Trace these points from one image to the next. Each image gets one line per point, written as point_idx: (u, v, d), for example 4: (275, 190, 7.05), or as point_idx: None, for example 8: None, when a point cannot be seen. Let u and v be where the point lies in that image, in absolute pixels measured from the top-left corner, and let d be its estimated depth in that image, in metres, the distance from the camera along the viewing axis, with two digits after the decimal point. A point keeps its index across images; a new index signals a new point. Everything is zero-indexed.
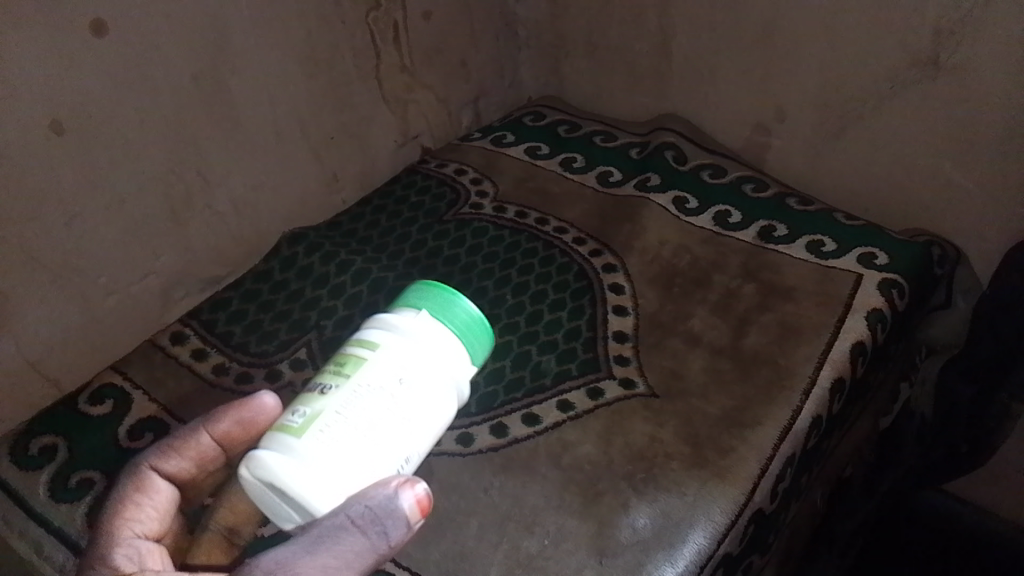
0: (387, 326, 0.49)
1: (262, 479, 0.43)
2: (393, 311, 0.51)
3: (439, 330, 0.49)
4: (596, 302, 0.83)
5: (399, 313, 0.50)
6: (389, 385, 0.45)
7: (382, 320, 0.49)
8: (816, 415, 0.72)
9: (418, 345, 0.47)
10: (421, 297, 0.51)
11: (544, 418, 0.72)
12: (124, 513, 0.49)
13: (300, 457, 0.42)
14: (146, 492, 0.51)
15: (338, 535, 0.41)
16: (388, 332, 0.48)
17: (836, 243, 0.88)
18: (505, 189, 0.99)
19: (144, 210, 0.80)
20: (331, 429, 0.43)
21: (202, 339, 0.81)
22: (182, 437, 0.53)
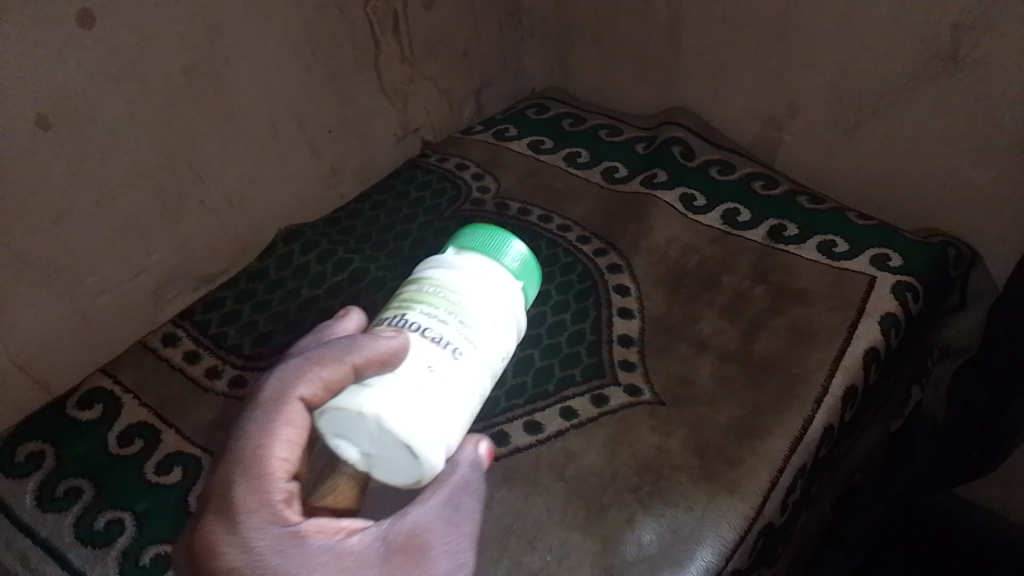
0: (466, 271, 0.48)
1: (370, 426, 0.41)
2: (459, 252, 0.50)
3: (507, 279, 0.50)
4: (601, 303, 0.81)
5: (461, 256, 0.50)
6: (482, 339, 0.45)
7: (460, 264, 0.49)
8: (829, 424, 0.70)
9: (496, 296, 0.48)
10: (471, 239, 0.51)
11: (547, 426, 0.70)
12: (260, 447, 0.42)
13: (424, 414, 0.41)
14: (281, 423, 0.43)
15: (462, 504, 0.44)
16: (469, 278, 0.48)
17: (849, 244, 0.85)
18: (508, 185, 0.96)
19: (135, 208, 0.77)
20: (440, 383, 0.43)
21: (194, 341, 0.79)
22: (325, 361, 0.43)
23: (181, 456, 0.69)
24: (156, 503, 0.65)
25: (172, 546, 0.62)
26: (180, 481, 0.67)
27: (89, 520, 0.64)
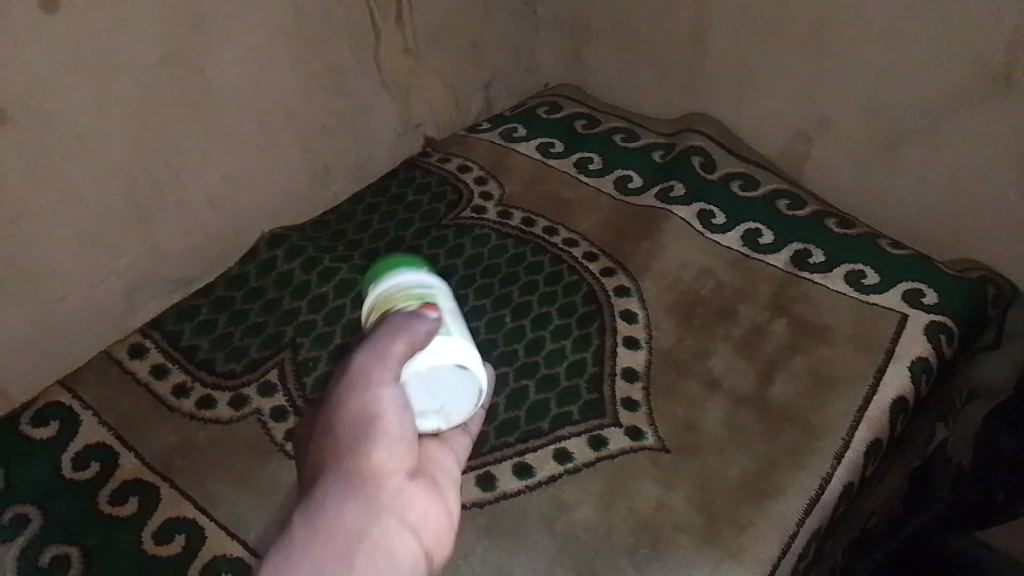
0: (404, 279, 0.47)
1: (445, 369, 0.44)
2: (373, 284, 0.47)
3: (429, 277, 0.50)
4: (605, 331, 0.75)
5: (380, 282, 0.47)
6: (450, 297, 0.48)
7: (385, 282, 0.47)
8: (848, 483, 0.63)
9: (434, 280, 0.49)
10: (377, 269, 0.48)
11: (539, 470, 0.64)
12: None
13: (459, 342, 0.44)
14: None
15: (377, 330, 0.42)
16: (412, 279, 0.47)
17: (879, 276, 0.78)
18: (513, 191, 0.89)
19: (103, 208, 0.71)
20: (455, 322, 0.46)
21: (163, 353, 0.73)
22: None
23: (138, 484, 0.64)
24: (107, 538, 0.60)
25: None
26: (135, 514, 0.62)
27: (34, 555, 0.59)
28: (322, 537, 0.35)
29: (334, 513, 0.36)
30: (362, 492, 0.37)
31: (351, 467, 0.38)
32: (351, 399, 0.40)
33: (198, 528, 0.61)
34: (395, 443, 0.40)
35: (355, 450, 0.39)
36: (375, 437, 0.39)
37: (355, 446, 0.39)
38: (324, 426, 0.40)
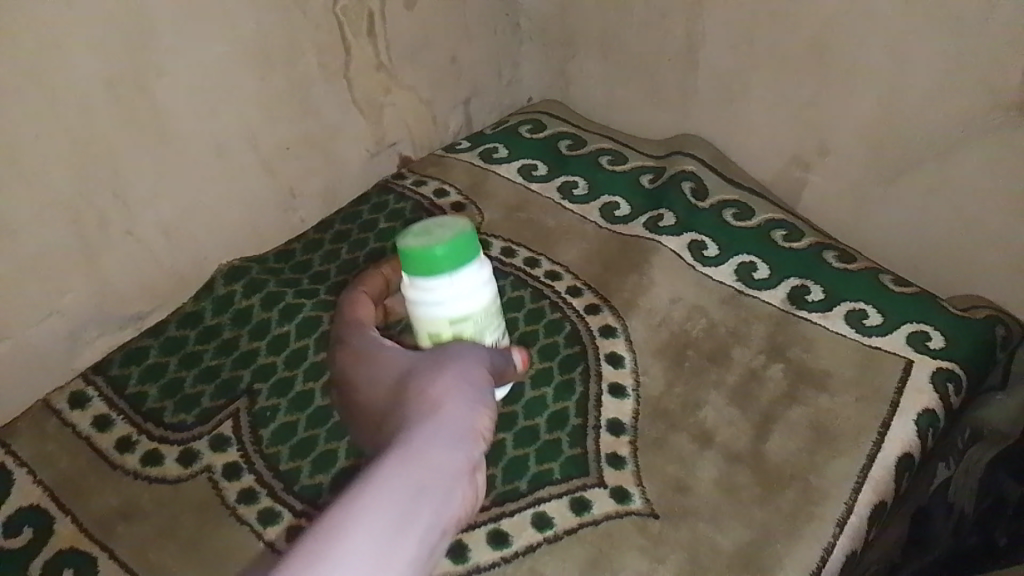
0: (481, 294, 0.52)
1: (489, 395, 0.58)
2: (457, 280, 0.51)
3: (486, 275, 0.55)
4: (589, 376, 0.69)
5: (462, 285, 0.51)
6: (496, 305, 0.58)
7: (474, 284, 0.52)
8: (852, 553, 0.58)
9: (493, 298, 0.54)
10: (457, 260, 0.50)
11: (515, 538, 0.59)
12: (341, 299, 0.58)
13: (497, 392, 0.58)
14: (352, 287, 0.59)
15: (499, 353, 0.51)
16: (484, 302, 0.53)
17: (882, 316, 0.73)
18: (493, 219, 0.84)
19: (42, 242, 0.65)
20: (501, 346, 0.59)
21: (106, 402, 0.66)
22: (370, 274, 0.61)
23: (74, 554, 0.58)
24: None
25: None
26: None
27: None
28: (448, 432, 0.41)
29: (436, 446, 0.39)
30: (471, 437, 0.41)
31: (454, 412, 0.42)
32: (465, 367, 0.46)
33: None
34: (489, 418, 0.44)
35: (460, 403, 0.43)
36: (479, 402, 0.44)
37: (467, 402, 0.43)
38: (436, 377, 0.44)
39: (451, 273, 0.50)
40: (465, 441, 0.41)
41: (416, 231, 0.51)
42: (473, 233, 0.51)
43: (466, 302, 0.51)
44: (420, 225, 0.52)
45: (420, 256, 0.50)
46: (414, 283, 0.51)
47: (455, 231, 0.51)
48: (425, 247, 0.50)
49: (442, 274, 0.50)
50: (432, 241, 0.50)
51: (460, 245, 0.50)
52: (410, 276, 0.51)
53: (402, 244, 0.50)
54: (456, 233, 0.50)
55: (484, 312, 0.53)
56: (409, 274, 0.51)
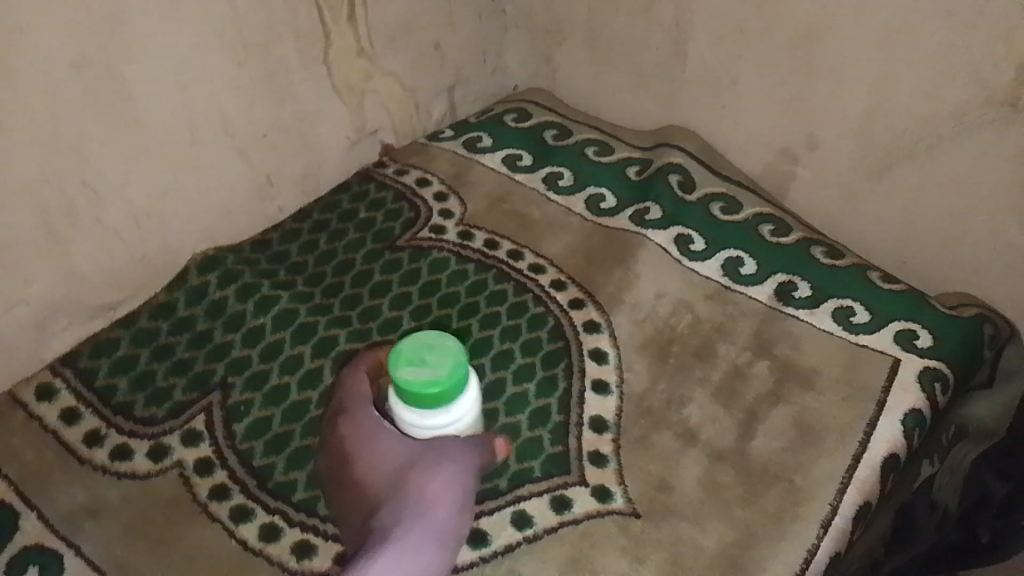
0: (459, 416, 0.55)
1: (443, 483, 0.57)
2: (441, 411, 0.53)
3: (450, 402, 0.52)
4: (572, 373, 0.68)
5: (446, 414, 0.54)
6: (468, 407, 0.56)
7: (456, 413, 0.54)
8: (836, 554, 0.57)
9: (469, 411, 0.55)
10: (439, 396, 0.52)
11: (494, 537, 0.57)
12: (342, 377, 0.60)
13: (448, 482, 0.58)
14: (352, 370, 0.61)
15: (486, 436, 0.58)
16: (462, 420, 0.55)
17: (869, 314, 0.72)
18: (476, 210, 0.82)
19: (6, 230, 0.63)
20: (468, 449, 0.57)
21: (74, 394, 0.64)
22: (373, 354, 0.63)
23: (40, 552, 0.56)
24: None
25: None
26: None
27: None
28: (433, 535, 0.51)
29: (428, 543, 0.50)
30: (447, 543, 0.51)
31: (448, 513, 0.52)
32: (462, 476, 0.53)
33: None
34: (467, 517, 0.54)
35: (451, 508, 0.52)
36: (464, 507, 0.53)
37: (449, 512, 0.52)
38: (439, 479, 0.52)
39: (436, 408, 0.53)
40: (442, 544, 0.51)
41: (409, 356, 0.53)
42: (455, 367, 0.53)
43: (452, 426, 0.55)
44: (411, 350, 0.53)
45: (416, 389, 0.51)
46: (409, 414, 0.53)
47: (449, 364, 0.52)
48: (421, 380, 0.52)
49: (434, 405, 0.52)
50: (430, 374, 0.52)
51: (455, 381, 0.52)
52: (400, 401, 0.53)
53: (397, 374, 0.52)
54: (452, 368, 0.52)
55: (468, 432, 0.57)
56: (400, 399, 0.53)
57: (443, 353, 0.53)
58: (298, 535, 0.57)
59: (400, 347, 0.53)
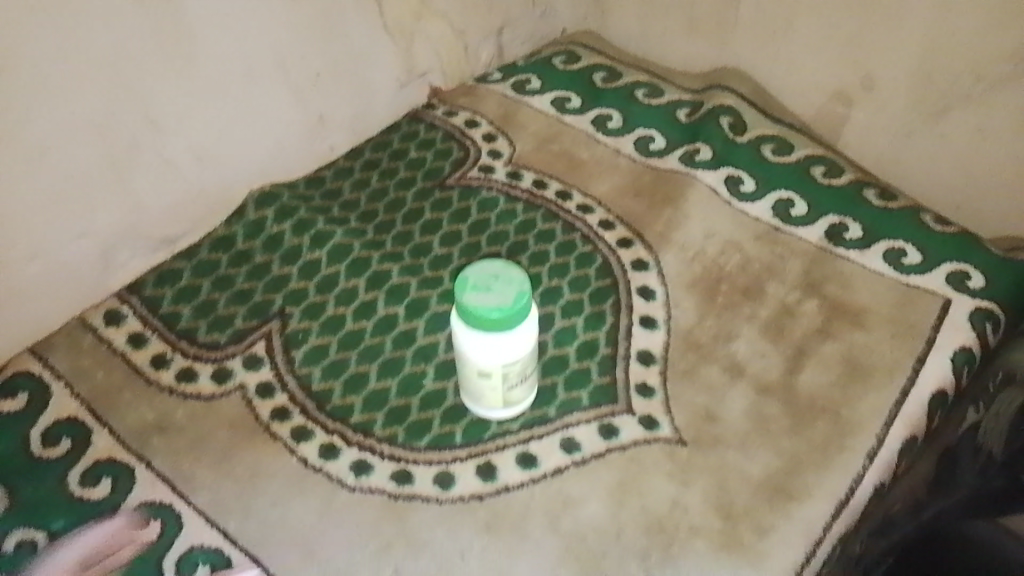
0: (518, 347, 0.56)
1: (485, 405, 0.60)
2: (501, 337, 0.54)
3: (513, 325, 0.53)
4: (620, 309, 0.69)
5: (505, 342, 0.55)
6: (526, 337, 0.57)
7: (515, 343, 0.55)
8: (881, 485, 0.58)
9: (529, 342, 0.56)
10: (501, 323, 0.53)
11: (543, 460, 0.59)
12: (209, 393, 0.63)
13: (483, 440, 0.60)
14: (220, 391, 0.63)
15: None
16: (520, 352, 0.56)
17: (921, 255, 0.71)
18: (524, 150, 0.82)
19: (74, 161, 0.65)
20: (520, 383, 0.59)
21: (141, 320, 0.67)
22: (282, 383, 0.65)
23: (111, 465, 0.59)
24: (76, 523, 0.56)
25: None
26: (108, 497, 0.57)
27: None
28: None
29: None
30: None
31: None
32: None
33: (173, 515, 0.56)
34: None
35: None
36: None
37: None
38: None
39: (496, 334, 0.54)
40: None
41: (476, 283, 0.54)
42: (522, 297, 0.53)
43: (510, 355, 0.56)
44: (479, 277, 0.54)
45: (480, 315, 0.53)
46: (470, 336, 0.55)
47: (513, 293, 0.53)
48: (486, 307, 0.53)
49: (497, 331, 0.54)
50: (494, 301, 0.53)
51: (519, 310, 0.53)
52: (464, 325, 0.55)
53: (463, 299, 0.53)
54: (516, 297, 0.53)
55: (525, 366, 0.58)
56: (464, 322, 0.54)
57: (508, 282, 0.54)
58: (356, 454, 0.60)
59: (467, 275, 0.55)
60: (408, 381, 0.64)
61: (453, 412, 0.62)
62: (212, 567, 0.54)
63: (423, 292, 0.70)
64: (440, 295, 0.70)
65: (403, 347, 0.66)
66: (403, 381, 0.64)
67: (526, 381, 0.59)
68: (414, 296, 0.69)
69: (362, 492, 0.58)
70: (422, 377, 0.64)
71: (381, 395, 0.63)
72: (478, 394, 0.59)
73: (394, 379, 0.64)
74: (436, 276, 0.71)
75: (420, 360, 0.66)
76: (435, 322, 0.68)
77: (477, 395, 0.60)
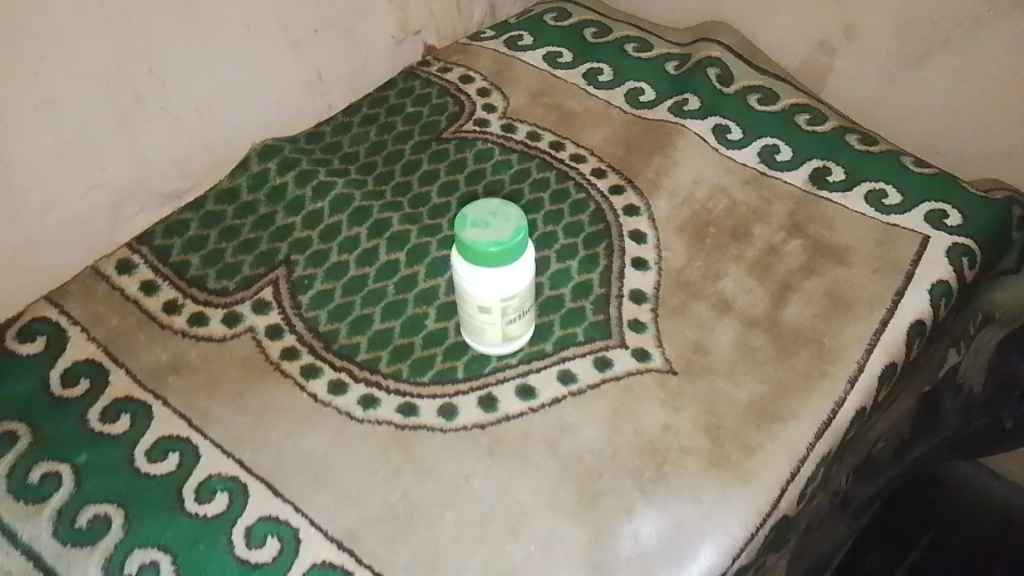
0: (515, 282, 0.58)
1: (483, 340, 0.63)
2: (499, 272, 0.57)
3: (510, 259, 0.56)
4: (613, 251, 0.72)
5: (502, 277, 0.58)
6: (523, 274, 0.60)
7: (513, 278, 0.58)
8: (860, 407, 0.62)
9: (526, 278, 0.59)
10: (498, 258, 0.56)
11: (541, 391, 0.62)
12: (213, 331, 0.66)
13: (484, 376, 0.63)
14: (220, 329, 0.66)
15: None
16: (517, 287, 0.59)
17: (901, 196, 0.74)
18: (518, 104, 0.85)
19: (82, 113, 0.66)
20: (517, 318, 0.62)
21: (151, 268, 0.70)
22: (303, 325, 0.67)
23: (129, 402, 0.62)
24: (98, 457, 0.59)
25: (113, 507, 0.56)
26: (127, 432, 0.60)
27: (23, 472, 0.58)
28: None
29: None
30: None
31: None
32: None
33: (191, 446, 0.59)
34: None
35: None
36: None
37: None
38: None
39: (494, 268, 0.57)
40: None
41: (474, 220, 0.57)
42: (519, 232, 0.56)
43: (507, 290, 0.58)
44: (477, 214, 0.57)
45: (478, 249, 0.55)
46: (470, 271, 0.57)
47: (511, 229, 0.56)
48: (484, 241, 0.56)
49: (495, 265, 0.56)
50: (492, 236, 0.56)
51: (516, 245, 0.56)
52: (464, 260, 0.57)
53: (463, 234, 0.56)
54: (513, 232, 0.56)
55: (521, 301, 0.60)
56: (463, 257, 0.57)
57: (505, 219, 0.57)
58: (363, 389, 0.63)
59: (466, 213, 0.57)
60: (410, 322, 0.67)
61: (454, 349, 0.65)
62: (230, 494, 0.57)
63: (423, 239, 0.72)
64: (439, 242, 0.72)
65: (405, 291, 0.69)
66: (406, 322, 0.67)
67: (524, 317, 0.62)
68: (414, 242, 0.72)
69: (370, 423, 0.61)
70: (424, 318, 0.67)
71: (385, 335, 0.66)
72: (478, 330, 0.62)
73: (398, 320, 0.67)
74: (436, 224, 0.74)
75: (422, 302, 0.68)
76: (436, 267, 0.71)
77: (477, 331, 0.63)
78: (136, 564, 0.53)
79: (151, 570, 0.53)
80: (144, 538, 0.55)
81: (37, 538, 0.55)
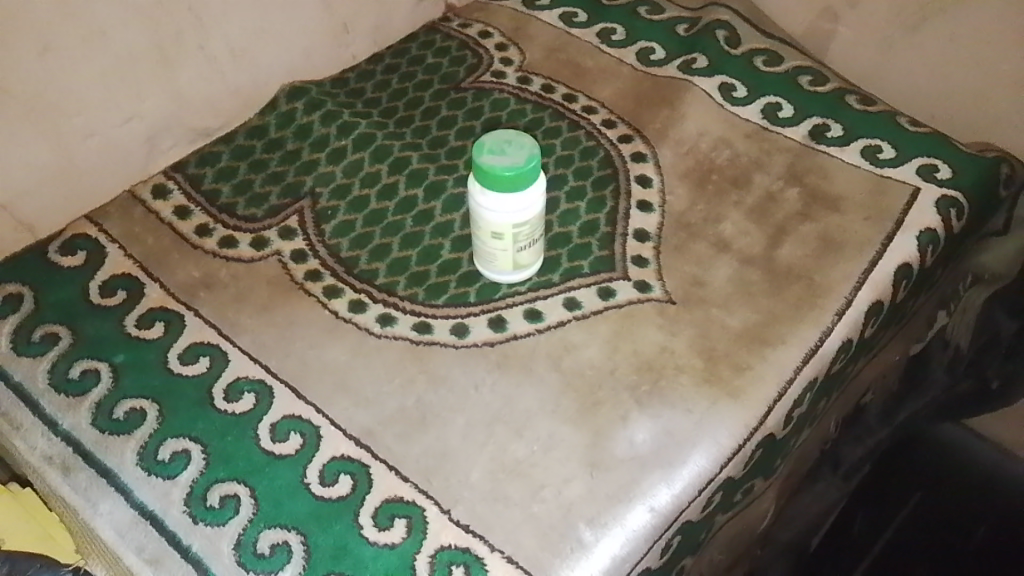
0: (527, 208, 0.62)
1: (494, 267, 0.67)
2: (513, 197, 0.61)
3: (523, 184, 0.60)
4: (619, 194, 0.76)
5: (516, 203, 0.62)
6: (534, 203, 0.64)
7: (525, 204, 0.62)
8: (846, 339, 0.66)
9: (537, 206, 0.63)
10: (512, 181, 0.60)
11: (548, 315, 0.66)
12: (242, 252, 0.70)
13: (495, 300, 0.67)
14: (248, 252, 0.71)
15: None
16: (529, 214, 0.63)
17: (895, 151, 0.78)
18: (533, 59, 0.89)
19: (126, 46, 0.68)
20: (527, 247, 0.66)
21: (185, 196, 0.75)
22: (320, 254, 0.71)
23: (163, 312, 0.66)
24: (135, 358, 0.63)
25: (148, 402, 0.61)
26: (161, 337, 0.64)
27: (64, 369, 0.62)
28: None
29: None
30: None
31: None
32: None
33: (220, 352, 0.64)
34: None
35: None
36: None
37: None
38: None
39: (506, 193, 0.61)
40: None
41: (492, 147, 0.61)
42: (532, 160, 0.60)
43: (519, 215, 0.62)
44: (494, 142, 0.61)
45: (494, 173, 0.60)
46: (486, 196, 0.62)
47: (525, 156, 0.61)
48: (500, 166, 0.60)
49: (508, 189, 0.60)
50: (507, 162, 0.60)
51: (530, 170, 0.60)
52: (480, 186, 0.61)
53: (480, 159, 0.60)
54: (527, 159, 0.60)
55: (532, 230, 0.64)
56: (480, 183, 0.61)
57: (520, 148, 0.61)
58: (381, 309, 0.67)
59: (484, 141, 0.62)
60: (426, 251, 0.71)
61: (467, 276, 0.69)
62: (257, 394, 0.61)
63: (441, 176, 0.77)
64: (455, 180, 0.76)
65: (422, 223, 0.73)
66: (423, 251, 0.71)
67: (534, 246, 0.66)
68: (432, 179, 0.76)
69: (387, 338, 0.65)
70: (439, 249, 0.71)
71: (403, 262, 0.70)
72: (490, 257, 0.66)
73: (415, 249, 0.71)
74: (453, 164, 0.78)
75: (439, 234, 0.72)
76: (452, 203, 0.75)
77: (489, 258, 0.67)
78: (169, 451, 0.58)
79: (183, 456, 0.58)
80: (177, 429, 0.59)
81: (77, 426, 0.60)
